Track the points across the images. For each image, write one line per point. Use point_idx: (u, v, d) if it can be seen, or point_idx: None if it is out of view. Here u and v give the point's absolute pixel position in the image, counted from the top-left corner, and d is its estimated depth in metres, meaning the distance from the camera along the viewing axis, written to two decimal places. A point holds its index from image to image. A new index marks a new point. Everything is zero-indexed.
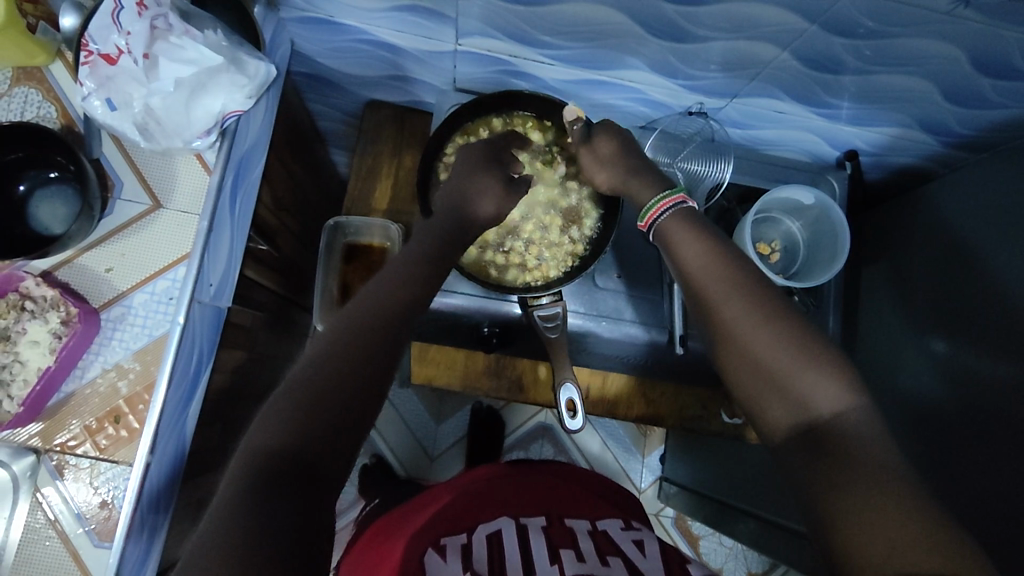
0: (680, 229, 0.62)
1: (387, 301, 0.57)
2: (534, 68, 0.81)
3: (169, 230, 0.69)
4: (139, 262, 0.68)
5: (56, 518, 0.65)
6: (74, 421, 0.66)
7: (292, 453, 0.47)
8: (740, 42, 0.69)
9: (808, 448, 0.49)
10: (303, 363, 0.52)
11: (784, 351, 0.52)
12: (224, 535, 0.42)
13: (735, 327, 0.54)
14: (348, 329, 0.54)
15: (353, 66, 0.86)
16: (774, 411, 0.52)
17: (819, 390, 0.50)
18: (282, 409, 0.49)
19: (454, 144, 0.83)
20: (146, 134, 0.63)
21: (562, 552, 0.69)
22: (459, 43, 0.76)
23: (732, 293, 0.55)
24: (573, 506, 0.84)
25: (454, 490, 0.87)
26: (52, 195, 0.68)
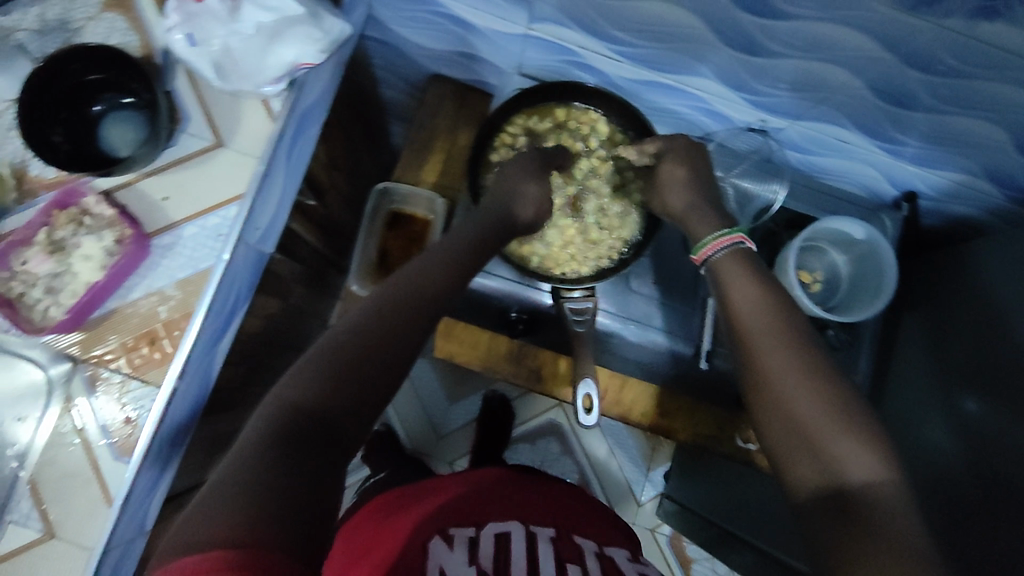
0: (733, 268, 0.62)
1: (426, 285, 0.59)
2: (599, 62, 0.80)
3: (226, 169, 0.71)
4: (194, 196, 0.70)
5: (82, 426, 0.67)
6: (112, 335, 0.67)
7: (313, 416, 0.48)
8: (811, 63, 0.68)
9: (830, 510, 0.48)
10: (341, 329, 0.53)
11: (820, 410, 0.51)
12: (235, 481, 0.43)
13: (776, 378, 0.54)
14: (390, 306, 0.56)
15: (424, 37, 0.87)
16: (801, 469, 0.51)
17: (853, 458, 0.49)
18: (313, 368, 0.50)
19: (517, 124, 0.83)
20: (220, 73, 0.66)
21: (567, 565, 0.69)
22: (531, 27, 0.77)
23: (774, 344, 0.55)
24: (580, 521, 0.83)
25: (464, 485, 0.85)
26: (124, 119, 0.70)
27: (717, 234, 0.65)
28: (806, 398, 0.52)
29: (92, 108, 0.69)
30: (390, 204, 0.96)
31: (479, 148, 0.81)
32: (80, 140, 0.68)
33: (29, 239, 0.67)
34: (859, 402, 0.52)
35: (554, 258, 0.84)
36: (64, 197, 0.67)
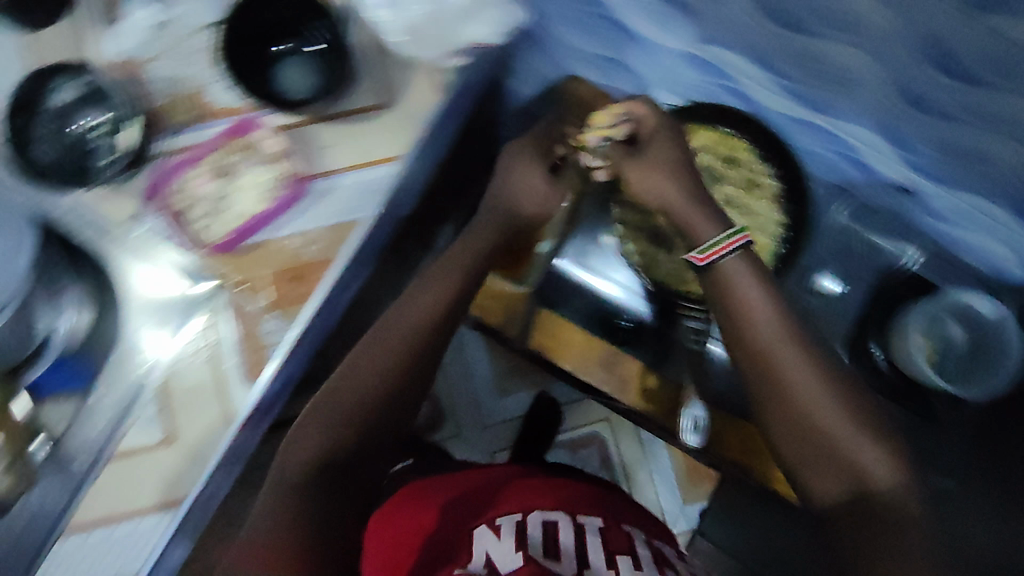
0: (739, 275, 0.65)
1: (410, 323, 0.67)
2: (753, 90, 0.80)
3: (387, 130, 0.72)
4: (355, 148, 0.72)
5: (216, 343, 0.68)
6: (258, 265, 0.69)
7: (377, 411, 0.63)
8: (991, 133, 0.66)
9: (851, 508, 0.55)
10: (345, 370, 0.65)
11: (834, 416, 0.58)
12: (301, 438, 0.61)
13: (798, 390, 0.59)
14: (370, 349, 0.65)
15: (581, 40, 0.88)
16: (824, 481, 0.58)
17: (873, 459, 0.56)
18: (319, 422, 0.62)
19: None
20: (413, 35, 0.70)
21: (619, 561, 0.60)
22: (696, 46, 0.78)
23: (801, 358, 0.61)
24: (633, 519, 0.74)
25: (509, 473, 0.78)
26: (303, 62, 0.71)
27: (707, 245, 0.66)
28: (831, 408, 0.58)
29: (276, 47, 0.71)
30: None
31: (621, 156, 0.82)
32: (259, 76, 0.70)
33: (199, 158, 0.70)
34: (870, 408, 0.60)
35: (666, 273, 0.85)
36: (242, 126, 0.70)
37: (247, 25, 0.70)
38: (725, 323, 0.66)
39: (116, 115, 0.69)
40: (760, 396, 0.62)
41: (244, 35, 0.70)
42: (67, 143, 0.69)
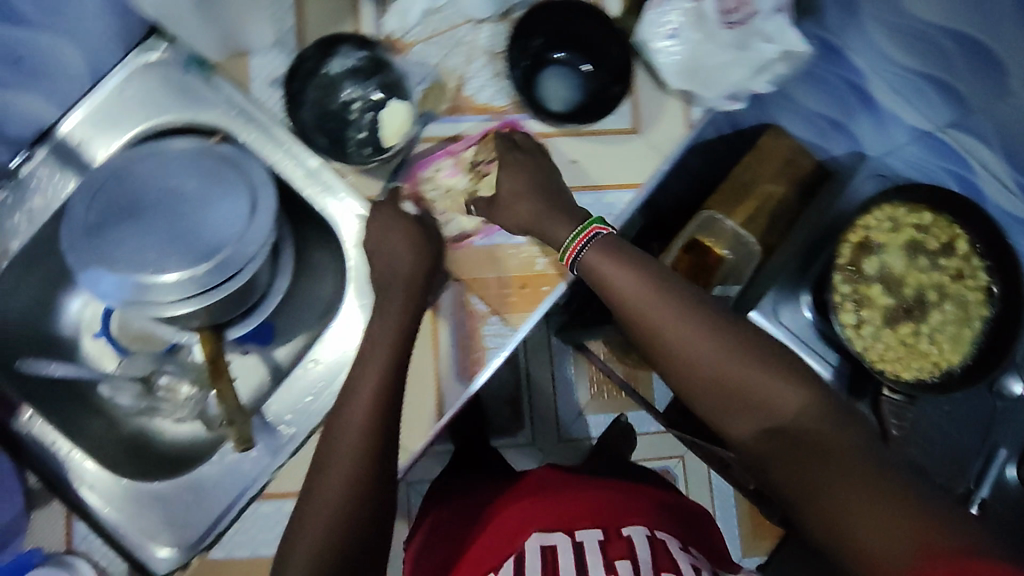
0: (607, 262, 0.64)
1: (332, 442, 0.62)
2: (991, 184, 0.87)
3: (634, 157, 0.72)
4: (601, 168, 0.72)
5: (438, 337, 0.70)
6: (492, 267, 0.71)
7: (376, 464, 0.60)
8: None
9: (786, 449, 0.57)
10: (297, 513, 0.60)
11: (711, 354, 0.61)
12: (309, 520, 0.59)
13: (694, 351, 0.61)
14: (313, 471, 0.61)
15: (814, 96, 0.89)
16: (751, 433, 0.60)
17: (779, 396, 0.59)
18: (306, 504, 0.60)
19: (879, 212, 0.82)
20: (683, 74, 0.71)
21: (618, 566, 0.67)
22: (945, 129, 0.86)
23: (672, 318, 0.62)
24: (649, 519, 0.80)
25: (531, 496, 0.86)
26: (565, 77, 0.73)
27: (568, 235, 0.66)
28: (713, 355, 0.61)
29: (553, 54, 0.74)
30: (699, 228, 0.89)
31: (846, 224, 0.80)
32: (526, 78, 0.72)
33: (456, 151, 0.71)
34: (754, 346, 0.61)
35: (877, 351, 0.80)
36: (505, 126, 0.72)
37: (529, 29, 0.71)
38: (651, 348, 0.64)
39: (380, 90, 0.70)
40: (684, 381, 0.62)
41: (529, 43, 0.73)
42: (327, 111, 0.70)
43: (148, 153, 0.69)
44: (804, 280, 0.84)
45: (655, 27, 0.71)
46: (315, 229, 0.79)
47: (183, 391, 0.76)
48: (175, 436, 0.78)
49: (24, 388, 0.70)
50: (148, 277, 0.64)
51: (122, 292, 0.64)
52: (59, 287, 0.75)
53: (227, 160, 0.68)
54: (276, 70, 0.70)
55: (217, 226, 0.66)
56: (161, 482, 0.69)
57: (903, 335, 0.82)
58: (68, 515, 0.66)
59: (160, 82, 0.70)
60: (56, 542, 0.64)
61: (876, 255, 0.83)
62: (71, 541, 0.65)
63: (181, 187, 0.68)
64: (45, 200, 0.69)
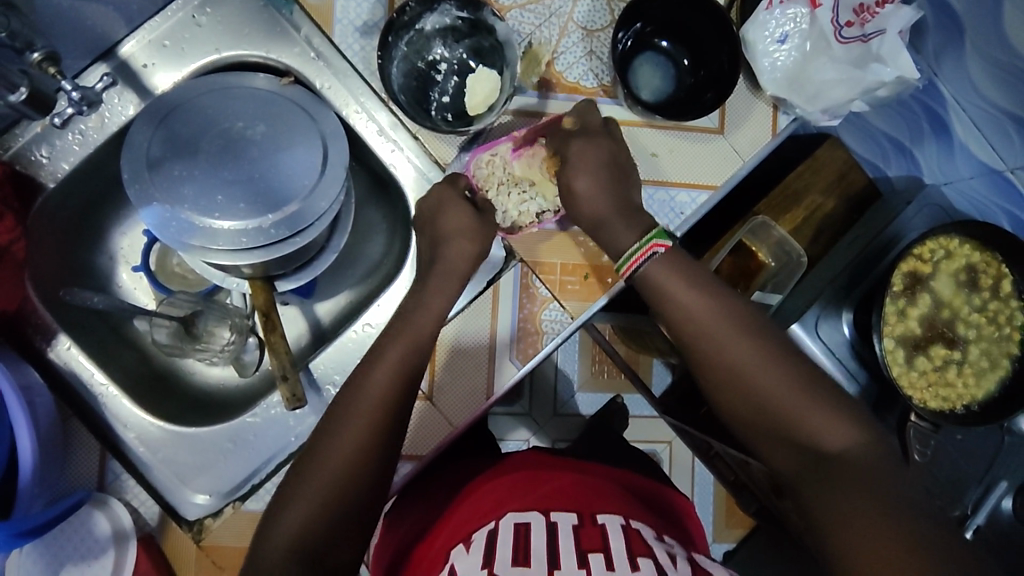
0: (670, 278, 0.61)
1: (336, 443, 0.54)
2: None
3: (715, 157, 0.71)
4: (681, 165, 0.70)
5: (497, 315, 0.68)
6: (557, 253, 0.69)
7: (378, 452, 0.54)
8: None
9: (812, 473, 0.56)
10: (283, 494, 0.53)
11: (775, 384, 0.57)
12: (294, 498, 0.52)
13: (745, 368, 0.58)
14: (308, 457, 0.54)
15: (888, 121, 0.90)
16: (780, 454, 0.58)
17: (825, 427, 0.56)
18: (304, 488, 0.52)
19: (935, 239, 0.82)
20: (785, 84, 0.70)
21: (589, 560, 0.55)
22: (1015, 169, 0.85)
23: (728, 338, 0.59)
24: (625, 507, 0.66)
25: (497, 469, 0.72)
26: (661, 68, 0.71)
27: (625, 251, 0.62)
28: (762, 378, 0.57)
29: (656, 42, 0.72)
30: (746, 231, 0.84)
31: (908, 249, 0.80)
32: (623, 61, 0.70)
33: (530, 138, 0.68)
34: (806, 373, 0.58)
35: (911, 377, 0.81)
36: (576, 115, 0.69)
37: (637, 11, 0.69)
38: (694, 359, 0.61)
39: (470, 56, 0.69)
40: (724, 397, 0.59)
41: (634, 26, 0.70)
42: (414, 68, 0.68)
43: (217, 86, 0.65)
44: (847, 299, 0.84)
45: (766, 30, 0.70)
46: (369, 185, 0.75)
47: (222, 336, 0.70)
48: (205, 380, 0.73)
49: (61, 314, 0.66)
50: (211, 223, 0.61)
51: (181, 234, 0.61)
52: (101, 212, 0.71)
53: (297, 102, 0.65)
54: (364, 16, 0.67)
55: (286, 176, 0.63)
56: (198, 429, 0.66)
57: (938, 365, 0.82)
58: (103, 453, 0.63)
59: (238, 12, 0.68)
60: (89, 474, 0.62)
61: (923, 284, 0.83)
62: (105, 478, 0.63)
63: (250, 131, 0.64)
64: (103, 121, 0.65)
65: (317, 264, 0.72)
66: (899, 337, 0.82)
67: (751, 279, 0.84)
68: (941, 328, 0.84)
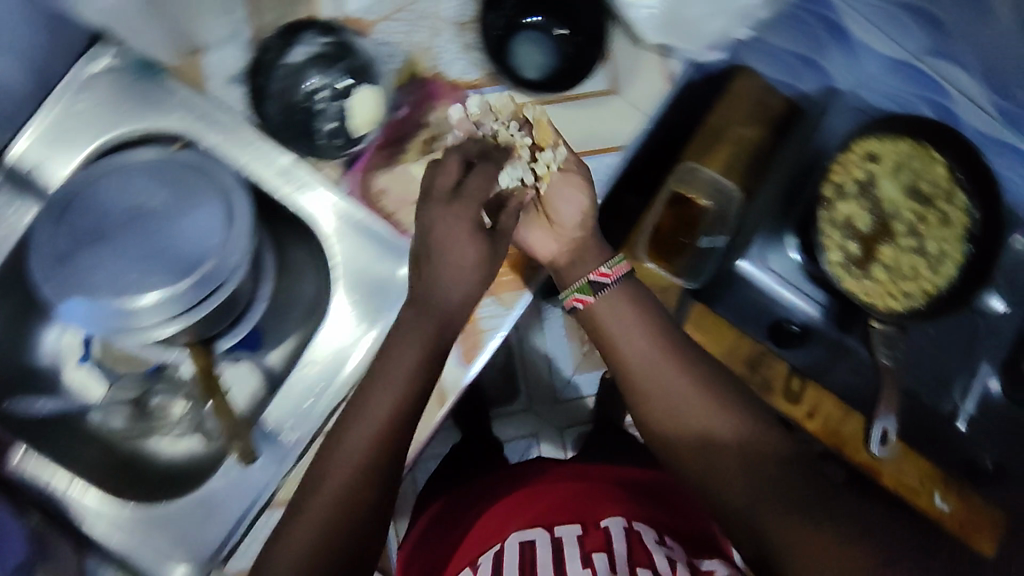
0: (607, 310, 0.69)
1: (341, 478, 0.58)
2: (969, 113, 0.80)
3: (613, 114, 0.70)
4: (582, 131, 0.70)
5: None
6: None
7: (372, 487, 0.59)
8: None
9: (749, 475, 0.63)
10: (277, 544, 0.58)
11: (698, 395, 0.66)
12: (288, 536, 0.57)
13: (670, 391, 0.66)
14: (308, 500, 0.58)
15: (791, 36, 0.87)
16: (711, 460, 0.64)
17: (729, 424, 0.65)
18: (300, 532, 0.57)
19: (857, 145, 0.81)
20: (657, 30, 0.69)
21: (595, 560, 0.64)
22: (921, 59, 0.79)
23: (666, 373, 0.67)
24: (630, 505, 0.74)
25: (517, 489, 0.79)
26: (538, 44, 0.72)
27: (611, 261, 0.69)
28: (695, 397, 0.66)
29: (525, 19, 0.72)
30: (693, 168, 0.84)
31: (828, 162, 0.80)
32: (498, 48, 0.70)
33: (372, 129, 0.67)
34: (734, 409, 0.66)
35: (863, 283, 0.80)
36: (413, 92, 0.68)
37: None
38: (630, 387, 0.69)
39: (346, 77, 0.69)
40: (660, 425, 0.67)
41: (503, 9, 0.71)
42: (293, 103, 0.69)
43: (111, 167, 0.66)
44: (789, 220, 0.84)
45: None
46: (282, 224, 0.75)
47: (176, 409, 0.73)
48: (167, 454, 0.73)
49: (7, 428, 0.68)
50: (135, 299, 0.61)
51: (110, 321, 0.61)
52: (36, 313, 0.72)
53: (189, 166, 0.66)
54: (230, 64, 0.68)
55: (195, 238, 0.63)
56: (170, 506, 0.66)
57: (889, 265, 0.81)
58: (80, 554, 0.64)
59: (103, 91, 0.68)
60: None
61: (862, 185, 0.82)
62: None
63: (151, 202, 0.65)
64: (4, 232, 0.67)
65: (250, 314, 0.75)
66: (844, 249, 0.81)
67: (693, 228, 0.87)
68: (888, 228, 0.82)
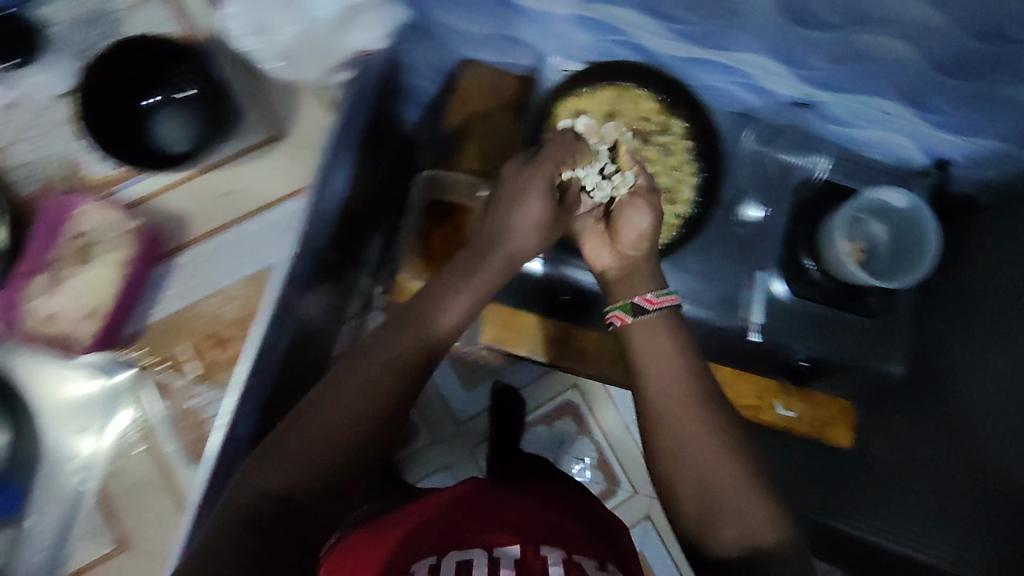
0: (659, 338, 0.67)
1: (355, 431, 0.56)
2: (649, 41, 0.79)
3: (288, 160, 0.70)
4: (254, 193, 0.70)
5: (150, 421, 0.70)
6: (184, 341, 0.69)
7: (354, 468, 0.56)
8: (863, 36, 0.68)
9: (709, 521, 0.59)
10: (241, 484, 0.54)
11: (717, 458, 0.61)
12: (268, 462, 0.54)
13: (687, 432, 0.62)
14: (276, 450, 0.54)
15: (466, 21, 0.84)
16: (686, 503, 0.61)
17: (767, 520, 0.58)
18: (265, 463, 0.54)
19: (561, 110, 0.83)
20: (289, 66, 0.65)
21: None
22: (582, 6, 0.75)
23: (684, 411, 0.63)
24: None
25: (428, 503, 0.70)
26: (178, 112, 0.68)
27: (655, 292, 0.70)
28: (723, 466, 0.60)
29: (147, 98, 0.68)
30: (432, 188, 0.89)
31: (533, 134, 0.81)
32: (133, 132, 0.67)
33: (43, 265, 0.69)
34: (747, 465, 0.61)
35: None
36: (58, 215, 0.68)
37: (116, 75, 0.65)
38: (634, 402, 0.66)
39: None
40: (656, 444, 0.63)
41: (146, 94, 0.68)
42: None
43: None
44: None
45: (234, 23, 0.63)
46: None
47: None
48: None
49: None
50: None
51: None
52: None
53: None
54: None
55: None
56: None
57: None
58: None
59: None
60: None
61: None
62: None
63: None
64: None
65: None
66: None
67: (461, 229, 0.90)
68: None
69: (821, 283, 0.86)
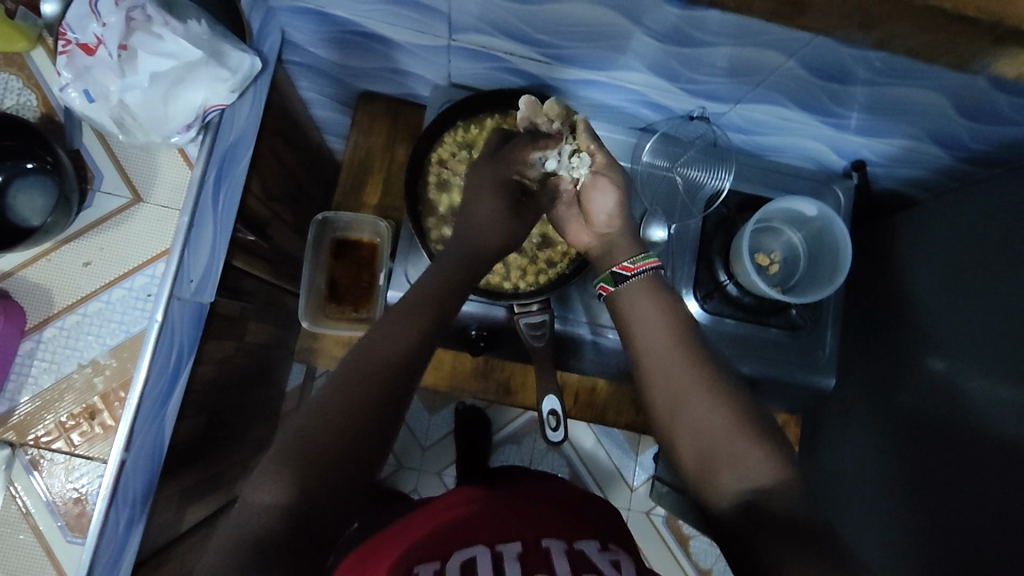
0: (649, 293, 0.65)
1: (353, 409, 0.53)
2: (532, 66, 0.77)
3: (149, 221, 0.77)
4: (114, 260, 0.76)
5: (29, 510, 0.77)
6: (49, 415, 0.75)
7: (371, 437, 0.54)
8: (745, 50, 0.64)
9: (712, 472, 0.55)
10: (263, 468, 0.51)
11: (706, 401, 0.57)
12: (277, 464, 0.51)
13: (683, 384, 0.58)
14: (297, 442, 0.52)
15: (349, 58, 0.82)
16: (682, 446, 0.57)
17: (759, 463, 0.53)
18: (285, 452, 0.52)
19: (446, 144, 0.80)
20: (123, 128, 0.67)
21: None
22: (454, 39, 0.73)
23: (681, 363, 0.59)
24: (562, 528, 0.65)
25: (441, 514, 0.68)
26: (30, 185, 0.77)
27: (632, 258, 0.67)
28: (714, 414, 0.56)
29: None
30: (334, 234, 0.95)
31: (414, 169, 0.78)
32: None
33: None
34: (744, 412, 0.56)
35: (501, 271, 0.81)
36: None
37: None
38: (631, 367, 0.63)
39: None
40: (652, 401, 0.60)
41: None
42: None
43: None
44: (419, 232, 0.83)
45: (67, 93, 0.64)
46: None
47: None
48: None
49: None
50: None
51: None
52: None
53: None
54: None
55: None
56: None
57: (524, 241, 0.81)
58: None
59: None
60: None
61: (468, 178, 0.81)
62: None
63: None
64: None
65: None
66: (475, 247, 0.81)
67: (371, 268, 0.96)
68: None
69: (738, 299, 0.83)
